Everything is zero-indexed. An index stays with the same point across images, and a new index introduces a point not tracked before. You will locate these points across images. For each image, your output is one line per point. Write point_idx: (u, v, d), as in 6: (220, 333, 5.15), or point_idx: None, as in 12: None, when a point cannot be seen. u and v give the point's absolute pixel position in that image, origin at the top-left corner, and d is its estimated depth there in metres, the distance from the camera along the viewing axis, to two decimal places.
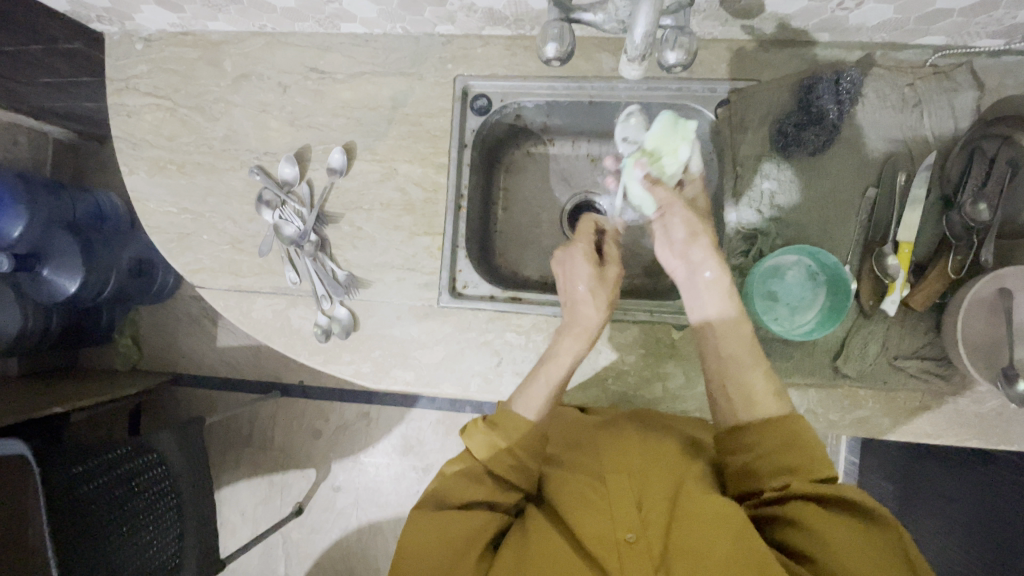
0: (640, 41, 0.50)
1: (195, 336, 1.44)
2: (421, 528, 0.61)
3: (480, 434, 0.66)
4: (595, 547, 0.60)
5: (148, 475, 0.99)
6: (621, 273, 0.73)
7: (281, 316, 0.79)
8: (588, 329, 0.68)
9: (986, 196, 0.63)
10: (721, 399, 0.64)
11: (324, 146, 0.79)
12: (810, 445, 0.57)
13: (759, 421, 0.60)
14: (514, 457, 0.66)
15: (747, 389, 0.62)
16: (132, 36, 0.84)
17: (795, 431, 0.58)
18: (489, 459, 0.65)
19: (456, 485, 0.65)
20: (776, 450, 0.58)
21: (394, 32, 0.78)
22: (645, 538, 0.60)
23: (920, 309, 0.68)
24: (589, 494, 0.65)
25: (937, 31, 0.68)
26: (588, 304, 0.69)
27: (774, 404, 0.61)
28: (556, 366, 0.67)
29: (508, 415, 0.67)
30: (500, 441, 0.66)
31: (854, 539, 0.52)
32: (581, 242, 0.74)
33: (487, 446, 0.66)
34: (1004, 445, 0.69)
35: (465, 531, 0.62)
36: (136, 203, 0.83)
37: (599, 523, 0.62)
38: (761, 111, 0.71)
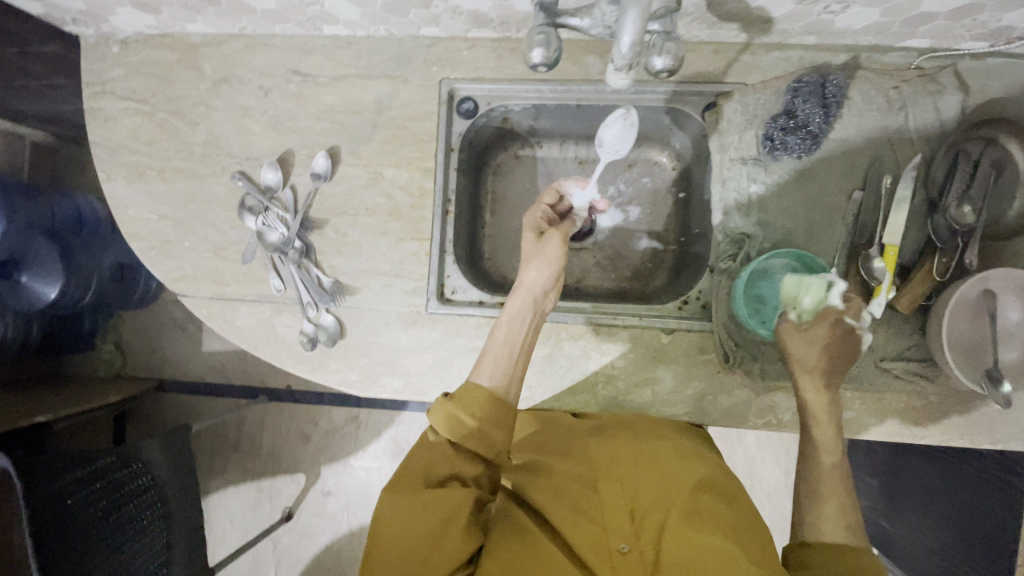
0: (628, 50, 0.49)
1: (180, 341, 1.42)
2: (391, 529, 0.55)
3: (441, 409, 0.61)
4: (588, 558, 0.59)
5: (133, 485, 0.98)
6: (564, 245, 0.72)
7: (266, 324, 0.78)
8: (530, 286, 0.69)
9: (970, 198, 0.64)
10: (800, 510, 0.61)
11: (308, 151, 0.78)
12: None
13: (832, 542, 0.57)
14: (477, 430, 0.60)
15: (822, 511, 0.59)
16: (108, 38, 0.82)
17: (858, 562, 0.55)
18: (456, 437, 0.59)
19: (429, 477, 0.58)
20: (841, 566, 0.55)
21: (378, 34, 0.77)
22: (638, 547, 0.60)
23: (907, 312, 0.68)
24: (580, 503, 0.65)
25: (922, 34, 0.68)
26: (529, 266, 0.71)
27: (846, 528, 0.58)
28: (500, 328, 0.67)
29: (465, 385, 0.63)
30: (462, 416, 0.60)
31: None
32: (529, 218, 0.76)
33: (448, 420, 0.60)
34: (989, 445, 0.70)
35: (441, 516, 0.56)
36: (115, 210, 0.81)
37: (590, 533, 0.62)
38: (749, 114, 0.71)
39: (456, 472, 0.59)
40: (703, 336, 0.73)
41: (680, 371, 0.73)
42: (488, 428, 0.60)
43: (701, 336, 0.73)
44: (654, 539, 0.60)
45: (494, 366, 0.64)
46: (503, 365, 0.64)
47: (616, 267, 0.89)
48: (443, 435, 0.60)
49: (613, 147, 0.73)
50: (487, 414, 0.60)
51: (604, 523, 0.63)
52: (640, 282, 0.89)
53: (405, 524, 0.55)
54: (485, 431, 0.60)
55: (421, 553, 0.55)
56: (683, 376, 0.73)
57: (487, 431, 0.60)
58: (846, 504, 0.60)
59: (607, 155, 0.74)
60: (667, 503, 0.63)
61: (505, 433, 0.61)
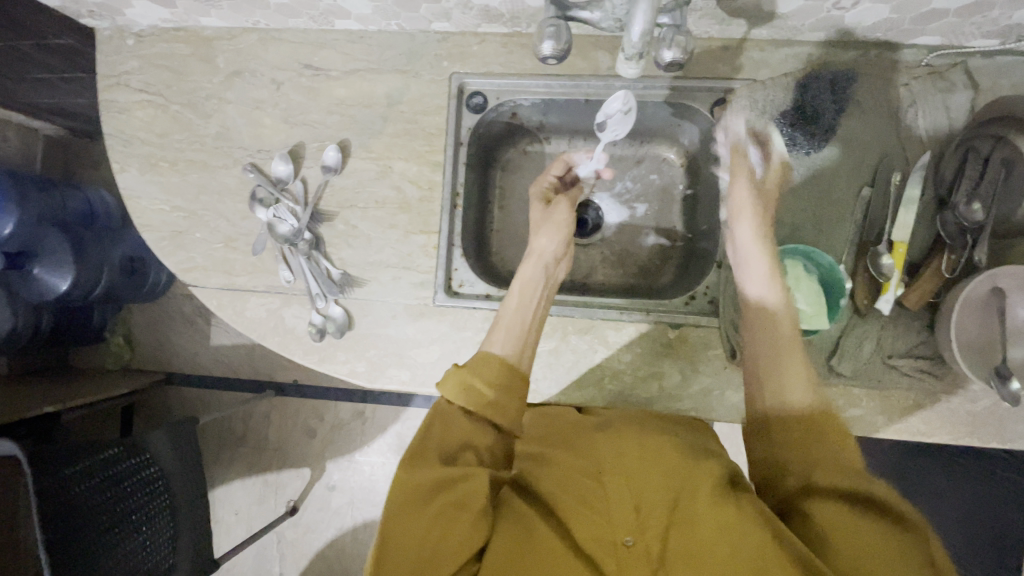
0: (639, 39, 0.49)
1: (188, 334, 1.43)
2: (402, 515, 0.53)
3: (454, 376, 0.60)
4: (592, 553, 0.58)
5: (140, 475, 0.98)
6: (572, 211, 0.78)
7: (275, 315, 0.79)
8: (541, 253, 0.74)
9: (979, 195, 0.64)
10: (752, 383, 0.63)
11: (318, 143, 0.78)
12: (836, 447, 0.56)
13: (794, 415, 0.59)
14: (491, 397, 0.59)
15: (783, 381, 0.61)
16: (123, 31, 0.83)
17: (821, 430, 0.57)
18: (470, 404, 0.59)
19: (444, 453, 0.56)
20: (805, 443, 0.57)
21: (389, 29, 0.77)
22: (643, 542, 0.58)
23: (914, 308, 0.68)
24: (584, 495, 0.63)
25: (932, 31, 0.67)
26: (540, 233, 0.76)
27: (808, 395, 0.60)
28: (514, 297, 0.69)
29: (478, 355, 0.63)
30: (475, 381, 0.60)
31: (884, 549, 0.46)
32: (537, 187, 0.81)
33: (462, 388, 0.59)
34: (997, 444, 0.69)
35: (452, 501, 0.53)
36: (128, 201, 0.82)
37: (596, 527, 0.60)
38: (757, 110, 0.71)
39: (472, 441, 0.58)
40: (710, 333, 0.74)
41: (687, 366, 0.74)
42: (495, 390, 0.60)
43: (708, 332, 0.74)
44: (661, 534, 0.58)
45: (507, 334, 0.65)
46: (514, 335, 0.66)
47: (623, 263, 0.90)
48: (460, 404, 0.59)
49: (611, 129, 0.78)
50: (500, 377, 0.61)
51: (610, 516, 0.61)
52: (647, 278, 0.89)
53: (418, 505, 0.53)
54: (496, 398, 0.60)
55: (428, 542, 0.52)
56: (690, 371, 0.74)
57: (503, 403, 0.60)
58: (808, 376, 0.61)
59: (606, 137, 0.79)
60: (675, 494, 0.61)
61: (518, 402, 0.61)
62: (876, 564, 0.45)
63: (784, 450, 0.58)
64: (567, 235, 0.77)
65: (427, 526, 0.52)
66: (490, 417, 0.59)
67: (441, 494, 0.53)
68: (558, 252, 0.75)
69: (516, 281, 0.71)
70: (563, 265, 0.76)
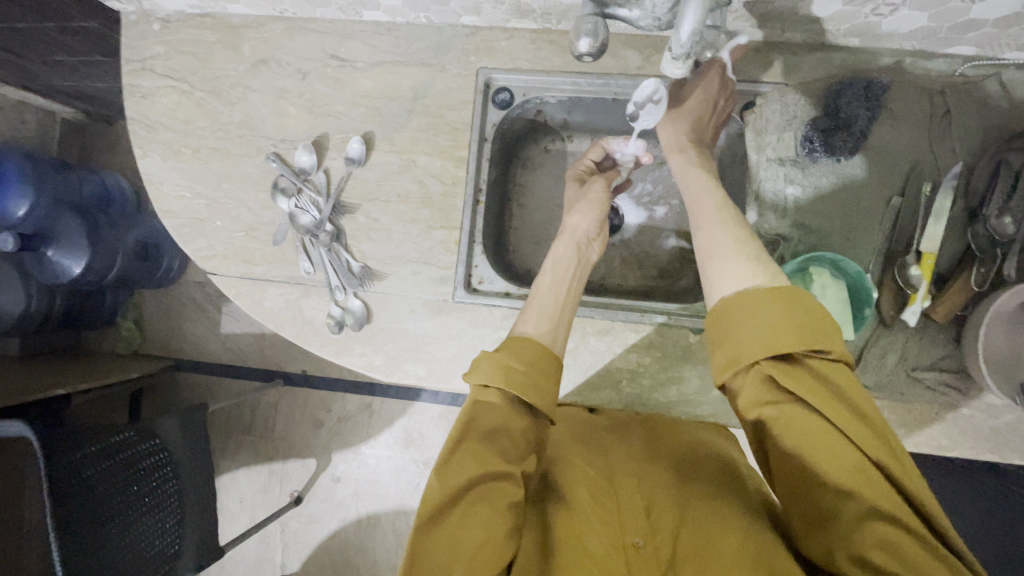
0: (685, 39, 0.48)
1: (199, 322, 1.43)
2: (439, 511, 0.53)
3: (490, 361, 0.58)
4: (603, 553, 0.57)
5: (148, 461, 0.98)
6: (607, 190, 0.75)
7: (294, 306, 0.79)
8: (575, 232, 0.72)
9: (1011, 209, 0.63)
10: (710, 283, 0.56)
11: (342, 135, 0.78)
12: (814, 336, 0.48)
13: (760, 296, 0.51)
14: (530, 381, 0.57)
15: (737, 274, 0.54)
16: (149, 16, 0.83)
17: (795, 324, 0.48)
18: (512, 384, 0.57)
19: (489, 440, 0.55)
20: (774, 339, 0.49)
21: (417, 21, 0.77)
22: (654, 543, 0.59)
23: (942, 321, 0.68)
24: (597, 493, 0.64)
25: (968, 41, 0.66)
26: (578, 211, 0.73)
27: (771, 278, 0.53)
28: (547, 274, 0.68)
29: (512, 335, 0.62)
30: (513, 363, 0.58)
31: (865, 478, 0.45)
32: (574, 168, 0.80)
33: (502, 370, 0.58)
34: (1019, 460, 0.68)
35: (478, 494, 0.54)
36: (150, 186, 0.82)
37: (606, 525, 0.60)
38: (789, 115, 0.70)
39: (506, 427, 0.56)
40: None
41: (706, 371, 0.73)
42: (533, 374, 0.58)
43: None
44: (671, 536, 0.58)
45: (540, 315, 0.64)
46: (549, 317, 0.64)
47: (642, 265, 0.89)
48: (495, 387, 0.57)
49: (643, 120, 0.75)
50: (538, 360, 0.59)
51: (620, 517, 0.61)
52: (666, 280, 0.89)
53: (451, 502, 0.53)
54: (532, 383, 0.58)
55: (456, 537, 0.52)
56: (709, 377, 0.73)
57: (543, 389, 0.58)
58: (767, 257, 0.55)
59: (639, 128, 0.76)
60: (682, 498, 0.62)
61: (553, 388, 0.59)
62: (866, 490, 0.45)
63: (744, 333, 0.50)
64: (603, 215, 0.74)
65: (462, 522, 0.53)
66: (530, 400, 0.57)
67: (476, 489, 0.54)
68: (593, 230, 0.72)
69: (549, 262, 0.69)
70: (597, 245, 0.73)
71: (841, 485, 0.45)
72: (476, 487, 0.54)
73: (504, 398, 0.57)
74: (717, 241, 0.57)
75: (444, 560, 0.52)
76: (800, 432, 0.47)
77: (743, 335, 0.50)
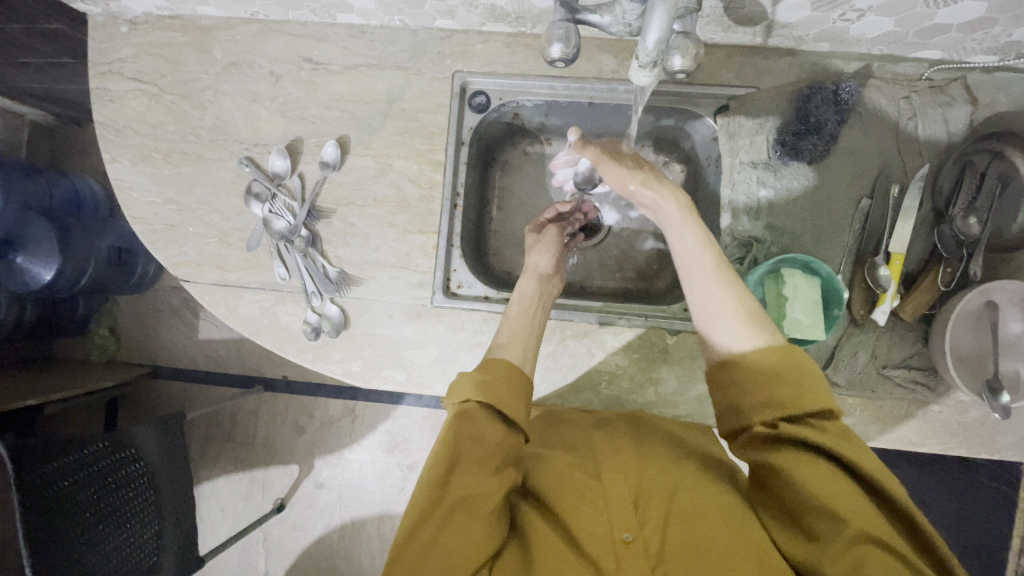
0: (652, 47, 0.48)
1: (176, 327, 1.40)
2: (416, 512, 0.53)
3: (467, 376, 0.60)
4: (588, 548, 0.56)
5: (123, 472, 0.95)
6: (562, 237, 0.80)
7: (269, 312, 0.78)
8: (537, 267, 0.74)
9: (976, 210, 0.66)
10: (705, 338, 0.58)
11: (316, 138, 0.77)
12: (804, 381, 0.51)
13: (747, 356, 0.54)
14: (504, 391, 0.59)
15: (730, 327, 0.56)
16: (117, 18, 0.81)
17: (789, 367, 0.52)
18: (487, 395, 0.58)
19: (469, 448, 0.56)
20: (770, 390, 0.52)
21: (392, 25, 0.76)
22: (642, 538, 0.56)
23: (910, 320, 0.69)
24: (579, 490, 0.62)
25: (934, 45, 0.68)
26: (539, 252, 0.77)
27: (763, 333, 0.55)
28: (517, 303, 0.70)
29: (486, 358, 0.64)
30: (484, 376, 0.60)
31: (858, 505, 0.48)
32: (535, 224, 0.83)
33: (474, 383, 0.59)
34: (986, 454, 0.70)
35: (459, 496, 0.54)
36: (119, 192, 0.80)
37: (592, 521, 0.58)
38: (760, 119, 0.71)
39: (483, 436, 0.57)
40: None
41: (683, 372, 0.74)
42: (501, 387, 0.59)
43: None
44: (659, 530, 0.56)
45: (511, 335, 0.67)
46: (523, 338, 0.66)
47: (620, 266, 0.90)
48: (473, 399, 0.58)
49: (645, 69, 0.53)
50: (504, 375, 0.60)
51: (609, 512, 0.59)
52: (645, 282, 0.89)
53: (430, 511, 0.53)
54: (498, 393, 0.59)
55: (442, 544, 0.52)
56: (687, 377, 0.74)
57: (508, 398, 0.59)
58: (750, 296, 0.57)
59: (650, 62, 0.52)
60: (670, 488, 0.60)
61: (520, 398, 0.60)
62: (855, 516, 0.47)
63: (751, 377, 0.53)
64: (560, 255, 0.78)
65: (440, 527, 0.52)
66: (504, 409, 0.58)
67: (454, 495, 0.54)
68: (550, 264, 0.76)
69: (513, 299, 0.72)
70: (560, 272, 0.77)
71: (833, 510, 0.47)
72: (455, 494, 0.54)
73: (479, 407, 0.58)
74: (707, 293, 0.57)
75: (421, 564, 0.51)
76: (800, 468, 0.49)
77: (747, 375, 0.53)
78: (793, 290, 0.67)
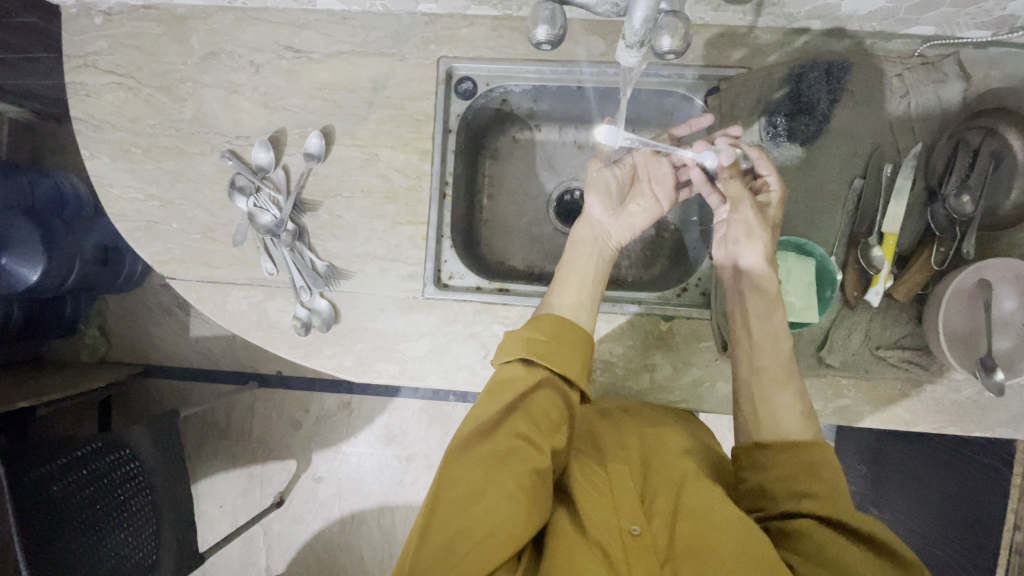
0: (640, 25, 0.50)
1: (167, 326, 1.38)
2: (457, 468, 0.55)
3: (520, 331, 0.62)
4: (597, 538, 0.55)
5: (117, 472, 0.94)
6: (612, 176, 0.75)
7: (258, 308, 0.76)
8: (589, 218, 0.73)
9: (968, 187, 0.65)
10: (746, 411, 0.62)
11: (300, 129, 0.75)
12: (832, 478, 0.54)
13: (781, 442, 0.58)
14: (548, 345, 0.61)
15: (775, 413, 0.60)
16: (90, 9, 0.78)
17: (820, 461, 0.56)
18: (531, 352, 0.60)
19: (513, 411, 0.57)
20: (796, 475, 0.55)
21: (374, 9, 0.74)
22: (650, 532, 0.55)
23: (904, 300, 0.68)
24: (592, 481, 0.61)
25: (927, 21, 0.67)
26: (594, 193, 0.74)
27: (801, 427, 0.59)
28: (574, 256, 0.70)
29: (545, 313, 0.65)
30: (533, 334, 0.61)
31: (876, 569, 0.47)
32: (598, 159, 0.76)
33: (520, 342, 0.61)
34: (979, 432, 0.71)
35: (495, 450, 0.55)
36: (99, 189, 0.78)
37: (603, 511, 0.57)
38: (750, 99, 0.70)
39: (528, 396, 0.58)
40: (702, 325, 0.73)
41: (679, 358, 0.73)
42: (552, 346, 0.61)
43: (700, 323, 0.73)
44: (666, 524, 0.55)
45: (572, 291, 0.67)
46: (582, 300, 0.67)
47: None
48: (518, 355, 0.61)
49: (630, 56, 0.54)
50: (556, 331, 0.61)
51: (617, 506, 0.58)
52: (638, 269, 0.89)
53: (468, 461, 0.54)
54: (547, 354, 0.60)
55: (477, 497, 0.53)
56: (682, 363, 0.73)
57: (555, 357, 0.60)
58: (799, 390, 0.61)
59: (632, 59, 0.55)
60: (680, 477, 0.58)
61: (577, 357, 0.61)
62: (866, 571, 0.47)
63: (781, 460, 0.57)
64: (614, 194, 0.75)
65: (480, 484, 0.53)
66: (554, 366, 0.60)
67: (490, 448, 0.55)
68: (606, 212, 0.73)
69: (569, 247, 0.72)
70: (647, 211, 0.74)
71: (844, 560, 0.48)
72: (495, 453, 0.55)
73: (527, 365, 0.61)
74: (770, 335, 0.63)
75: (457, 522, 0.52)
76: (813, 531, 0.51)
77: (779, 460, 0.57)
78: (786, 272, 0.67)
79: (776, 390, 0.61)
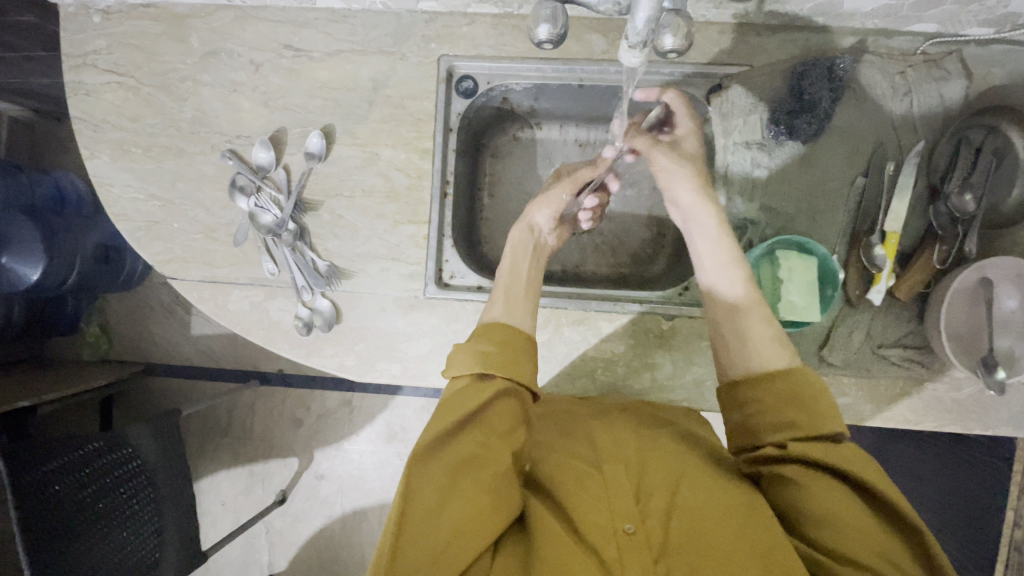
0: (642, 26, 0.49)
1: (168, 324, 1.38)
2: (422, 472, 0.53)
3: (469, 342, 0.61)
4: (592, 535, 0.54)
5: (119, 471, 0.94)
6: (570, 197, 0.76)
7: (259, 308, 0.76)
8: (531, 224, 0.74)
9: (971, 185, 0.65)
10: (721, 352, 0.60)
11: (301, 129, 0.75)
12: (811, 402, 0.52)
13: (761, 373, 0.55)
14: (502, 352, 0.60)
15: (746, 340, 0.58)
16: (88, 8, 0.78)
17: (800, 387, 0.53)
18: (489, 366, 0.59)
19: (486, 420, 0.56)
20: (777, 407, 0.53)
21: (374, 8, 0.74)
22: (645, 530, 0.54)
23: (906, 298, 0.68)
24: (584, 481, 0.59)
25: (929, 18, 0.67)
26: (542, 205, 0.74)
27: (775, 352, 0.56)
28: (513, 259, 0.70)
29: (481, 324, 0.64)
30: (485, 346, 0.60)
31: (863, 526, 0.48)
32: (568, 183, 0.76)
33: (475, 358, 0.60)
34: (980, 430, 0.71)
35: (470, 452, 0.54)
36: (100, 189, 0.78)
37: (597, 508, 0.56)
38: (753, 97, 0.70)
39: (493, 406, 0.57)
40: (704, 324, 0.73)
41: (680, 356, 0.73)
42: (510, 354, 0.60)
43: (701, 322, 0.73)
44: (663, 522, 0.54)
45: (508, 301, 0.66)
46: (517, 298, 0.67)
47: (614, 253, 0.89)
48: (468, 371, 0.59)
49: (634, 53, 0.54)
50: (507, 340, 0.61)
51: (612, 503, 0.57)
52: (639, 267, 0.88)
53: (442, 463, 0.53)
54: (512, 363, 0.60)
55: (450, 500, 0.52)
56: (683, 362, 0.73)
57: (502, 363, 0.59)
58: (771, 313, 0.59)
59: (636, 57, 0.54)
60: (678, 476, 0.58)
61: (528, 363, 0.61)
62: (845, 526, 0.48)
63: (760, 395, 0.54)
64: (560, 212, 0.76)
65: (450, 487, 0.52)
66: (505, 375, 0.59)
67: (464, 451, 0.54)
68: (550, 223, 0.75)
69: (507, 249, 0.72)
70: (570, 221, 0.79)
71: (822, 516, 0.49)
72: (462, 455, 0.54)
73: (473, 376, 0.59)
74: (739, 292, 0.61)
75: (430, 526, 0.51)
76: (796, 480, 0.50)
77: (757, 395, 0.55)
78: (789, 272, 0.66)
79: (749, 318, 0.58)
